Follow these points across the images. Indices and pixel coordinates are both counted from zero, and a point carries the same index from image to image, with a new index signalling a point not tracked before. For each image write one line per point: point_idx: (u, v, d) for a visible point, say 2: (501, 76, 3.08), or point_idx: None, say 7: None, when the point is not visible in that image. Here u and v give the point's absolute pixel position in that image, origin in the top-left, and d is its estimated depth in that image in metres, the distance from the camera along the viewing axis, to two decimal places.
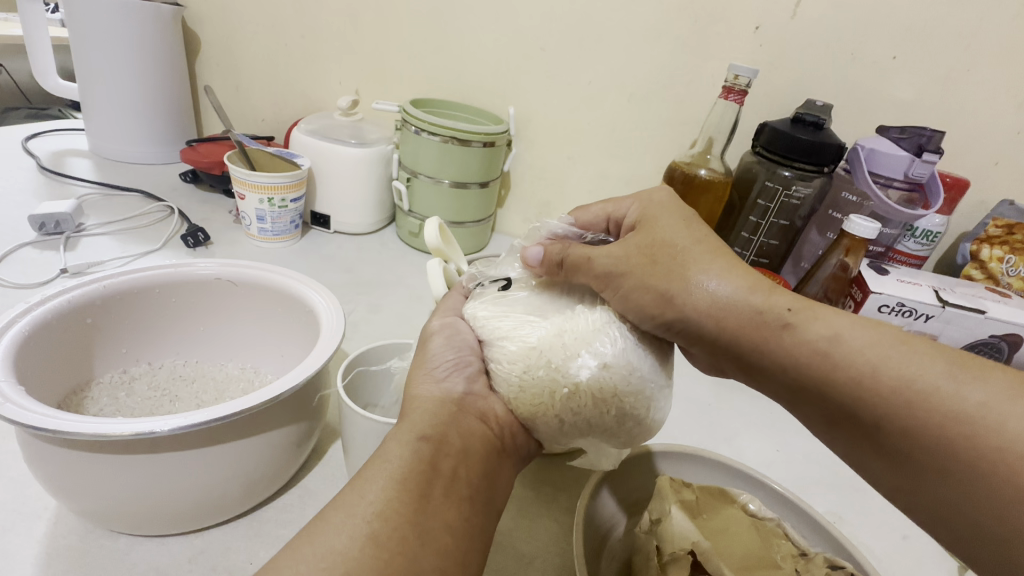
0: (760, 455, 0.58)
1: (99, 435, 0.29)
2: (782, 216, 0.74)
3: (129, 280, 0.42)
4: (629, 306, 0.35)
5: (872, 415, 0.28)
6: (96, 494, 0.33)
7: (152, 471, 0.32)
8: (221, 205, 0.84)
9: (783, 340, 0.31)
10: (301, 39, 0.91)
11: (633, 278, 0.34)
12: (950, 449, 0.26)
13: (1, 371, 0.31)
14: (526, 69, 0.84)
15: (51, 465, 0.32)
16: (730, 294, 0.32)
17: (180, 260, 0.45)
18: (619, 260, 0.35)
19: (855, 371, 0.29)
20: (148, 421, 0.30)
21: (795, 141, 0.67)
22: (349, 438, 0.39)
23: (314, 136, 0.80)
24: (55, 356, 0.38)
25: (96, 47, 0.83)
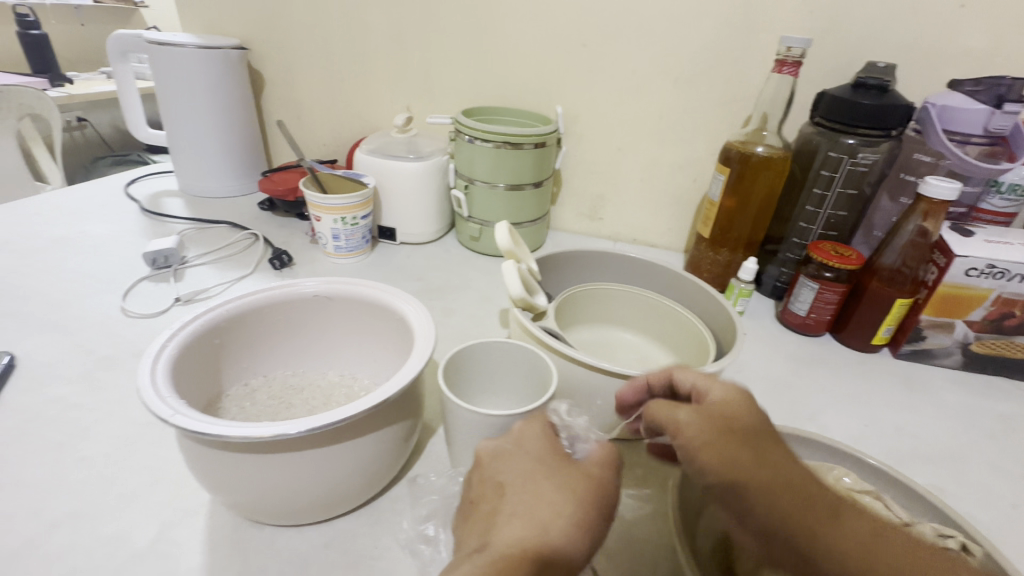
0: (847, 430, 0.57)
1: (251, 438, 0.34)
2: (850, 186, 0.71)
3: (245, 303, 0.47)
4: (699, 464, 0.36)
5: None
6: (247, 489, 0.38)
7: (291, 466, 0.37)
8: (297, 228, 0.91)
9: (815, 516, 0.33)
10: (354, 65, 0.96)
11: (701, 458, 0.36)
12: None
13: (164, 387, 0.36)
14: (570, 67, 0.85)
15: (209, 464, 0.37)
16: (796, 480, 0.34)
17: (283, 283, 0.50)
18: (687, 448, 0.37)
19: (857, 558, 0.31)
20: (287, 423, 0.35)
21: (858, 106, 0.65)
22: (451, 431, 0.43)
23: (375, 155, 0.85)
24: (198, 376, 0.44)
25: (178, 96, 0.92)
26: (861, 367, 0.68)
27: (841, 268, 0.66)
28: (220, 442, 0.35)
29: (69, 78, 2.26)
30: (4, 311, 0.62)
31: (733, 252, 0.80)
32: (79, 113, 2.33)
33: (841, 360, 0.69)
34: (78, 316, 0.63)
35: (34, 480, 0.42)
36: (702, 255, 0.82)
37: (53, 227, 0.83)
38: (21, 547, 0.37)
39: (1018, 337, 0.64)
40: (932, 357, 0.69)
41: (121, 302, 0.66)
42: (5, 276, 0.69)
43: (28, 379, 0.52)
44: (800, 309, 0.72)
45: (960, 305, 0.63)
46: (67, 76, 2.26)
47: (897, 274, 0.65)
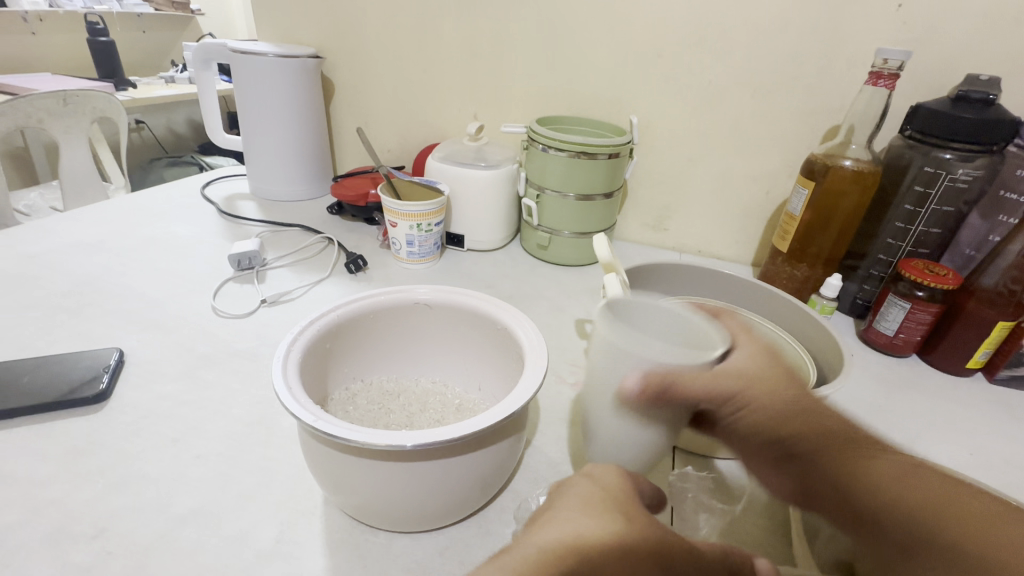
0: (952, 458, 0.54)
1: (392, 446, 0.34)
2: (946, 203, 0.68)
3: (358, 307, 0.48)
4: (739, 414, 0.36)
5: (920, 539, 0.30)
6: (373, 495, 0.38)
7: (417, 475, 0.37)
8: (366, 232, 0.93)
9: (847, 455, 0.34)
10: (424, 74, 0.98)
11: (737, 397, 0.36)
12: (926, 522, 0.31)
13: (298, 391, 0.37)
14: (644, 76, 0.85)
15: (336, 467, 0.38)
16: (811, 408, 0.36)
17: (391, 287, 0.51)
18: (723, 381, 0.36)
19: (890, 489, 0.32)
20: (419, 432, 0.35)
21: (958, 121, 0.62)
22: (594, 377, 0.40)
23: (447, 163, 0.86)
24: (315, 378, 0.45)
25: (257, 102, 0.95)
26: (955, 391, 0.65)
27: (937, 288, 0.64)
28: (357, 448, 0.35)
29: (132, 81, 2.36)
30: (106, 307, 0.65)
31: (812, 268, 0.78)
32: (138, 115, 2.43)
33: (932, 382, 0.67)
34: (174, 315, 0.65)
35: (157, 474, 0.43)
36: (777, 270, 0.81)
37: (139, 227, 0.86)
38: (155, 539, 0.38)
39: None
40: None
41: (213, 302, 0.68)
42: (103, 274, 0.72)
43: (137, 375, 0.54)
44: (888, 328, 0.70)
45: None
46: (129, 80, 2.36)
47: (999, 297, 0.62)
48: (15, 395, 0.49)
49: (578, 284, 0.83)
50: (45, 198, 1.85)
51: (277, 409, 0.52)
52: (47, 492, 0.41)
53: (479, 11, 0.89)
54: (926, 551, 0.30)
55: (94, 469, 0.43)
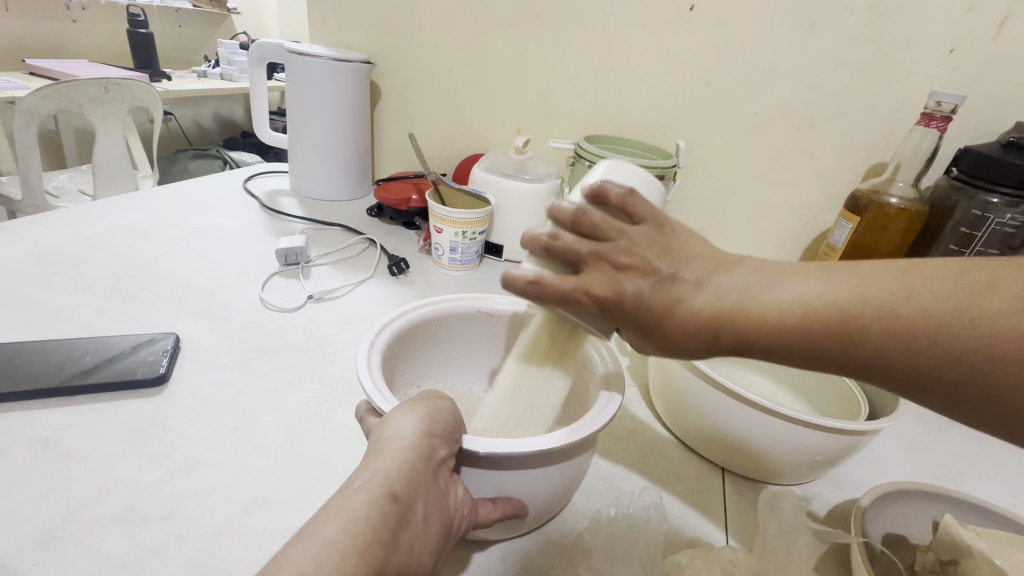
0: (998, 499, 0.54)
1: (501, 450, 0.35)
2: (992, 246, 0.69)
3: (431, 310, 0.49)
4: (690, 336, 0.33)
5: (938, 347, 0.27)
6: None
7: (504, 482, 0.37)
8: (405, 236, 0.94)
9: (863, 304, 0.29)
10: (472, 86, 1.00)
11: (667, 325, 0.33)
12: (919, 342, 0.28)
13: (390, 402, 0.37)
14: (690, 103, 0.87)
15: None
16: (730, 305, 0.31)
17: (468, 295, 0.52)
18: (703, 315, 0.32)
19: (887, 319, 0.28)
20: (514, 438, 0.35)
21: (1009, 166, 0.64)
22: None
23: (492, 173, 0.87)
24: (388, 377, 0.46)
25: (307, 102, 0.97)
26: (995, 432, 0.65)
27: None
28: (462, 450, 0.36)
29: (166, 73, 2.40)
30: (159, 293, 0.66)
31: None
32: (167, 107, 2.46)
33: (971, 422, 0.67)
34: (224, 305, 0.66)
35: (220, 461, 0.44)
36: None
37: (185, 216, 0.88)
38: (222, 525, 0.39)
39: None
40: None
41: (261, 294, 0.69)
42: (153, 260, 0.73)
43: (194, 361, 0.55)
44: None
45: None
46: (163, 72, 2.40)
47: None
48: (81, 372, 0.49)
49: None
50: (74, 181, 1.88)
51: (331, 405, 0.52)
52: (115, 471, 0.41)
53: (533, 29, 0.92)
54: (946, 365, 0.27)
55: (159, 451, 0.44)
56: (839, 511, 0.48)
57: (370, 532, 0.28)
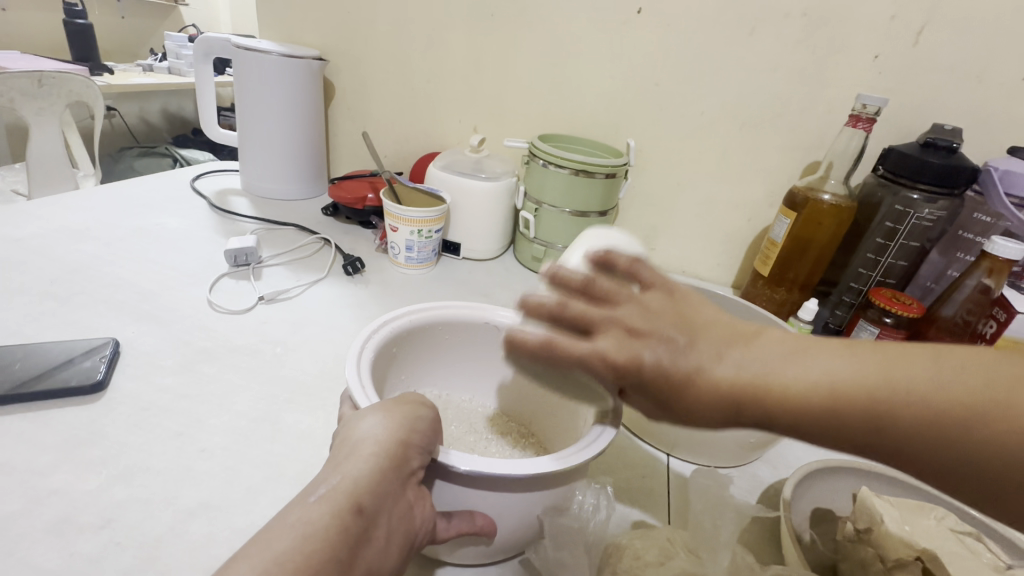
0: None
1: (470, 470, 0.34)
2: (913, 239, 0.74)
3: (384, 335, 0.46)
4: (713, 407, 0.33)
5: (963, 437, 0.29)
6: None
7: (481, 506, 0.36)
8: (361, 235, 0.93)
9: (886, 390, 0.30)
10: (427, 84, 1.00)
11: (693, 394, 0.33)
12: (947, 433, 0.29)
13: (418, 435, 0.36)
14: (640, 103, 0.89)
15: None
16: (753, 376, 0.33)
17: (471, 305, 0.52)
18: (723, 388, 0.33)
19: (916, 402, 0.30)
20: (500, 462, 0.34)
21: (926, 164, 0.69)
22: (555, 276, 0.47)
23: (447, 171, 0.88)
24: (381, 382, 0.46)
25: (256, 99, 0.94)
26: None
27: (903, 315, 0.69)
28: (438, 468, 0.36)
29: (108, 67, 2.29)
30: (98, 296, 0.63)
31: (790, 292, 0.83)
32: (111, 103, 2.34)
33: None
34: (169, 307, 0.64)
35: (163, 466, 0.43)
36: (757, 292, 0.86)
37: (127, 216, 0.84)
38: (165, 531, 0.38)
39: None
40: None
41: (208, 296, 0.68)
42: (94, 262, 0.70)
43: (135, 366, 0.53)
44: None
45: None
46: (104, 66, 2.28)
47: (958, 325, 0.69)
48: (25, 381, 0.47)
49: None
50: (5, 180, 1.76)
51: (281, 407, 0.52)
52: (49, 481, 0.40)
53: (486, 29, 0.92)
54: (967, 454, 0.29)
55: (97, 459, 0.42)
56: (773, 490, 0.52)
57: (327, 549, 0.28)
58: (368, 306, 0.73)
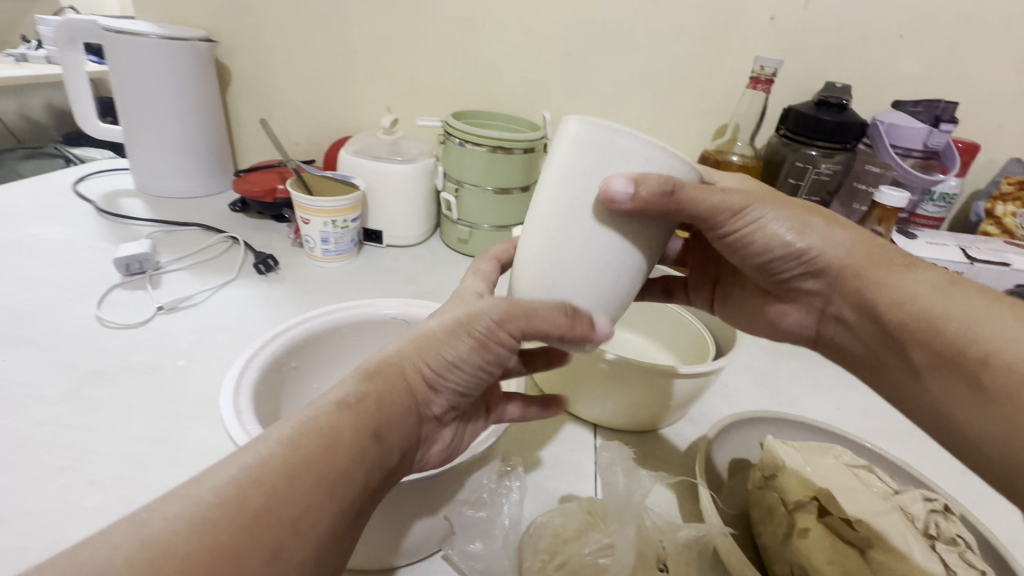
0: (824, 412, 0.63)
1: None
2: (813, 194, 0.78)
3: (276, 351, 0.42)
4: (780, 256, 0.39)
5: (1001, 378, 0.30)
6: None
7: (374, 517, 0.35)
8: (274, 230, 0.88)
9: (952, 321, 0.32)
10: (332, 64, 0.94)
11: (784, 248, 0.38)
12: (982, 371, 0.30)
13: None
14: (554, 74, 0.88)
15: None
16: (839, 250, 0.37)
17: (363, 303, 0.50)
18: (831, 249, 0.38)
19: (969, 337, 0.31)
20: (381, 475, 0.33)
21: (820, 121, 0.72)
22: (559, 160, 0.32)
23: (360, 156, 0.83)
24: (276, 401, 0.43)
25: (137, 88, 0.85)
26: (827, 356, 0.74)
27: None
28: None
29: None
30: None
31: None
32: None
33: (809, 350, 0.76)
34: (50, 329, 0.58)
35: (43, 508, 0.39)
36: None
37: None
38: None
39: None
40: None
41: (97, 312, 0.61)
42: None
43: (8, 400, 0.48)
44: None
45: None
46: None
47: None
48: None
49: None
50: None
51: (184, 425, 0.48)
52: None
53: (388, 1, 0.87)
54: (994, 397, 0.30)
55: None
56: (694, 446, 0.54)
57: (227, 502, 0.24)
58: (285, 305, 0.69)
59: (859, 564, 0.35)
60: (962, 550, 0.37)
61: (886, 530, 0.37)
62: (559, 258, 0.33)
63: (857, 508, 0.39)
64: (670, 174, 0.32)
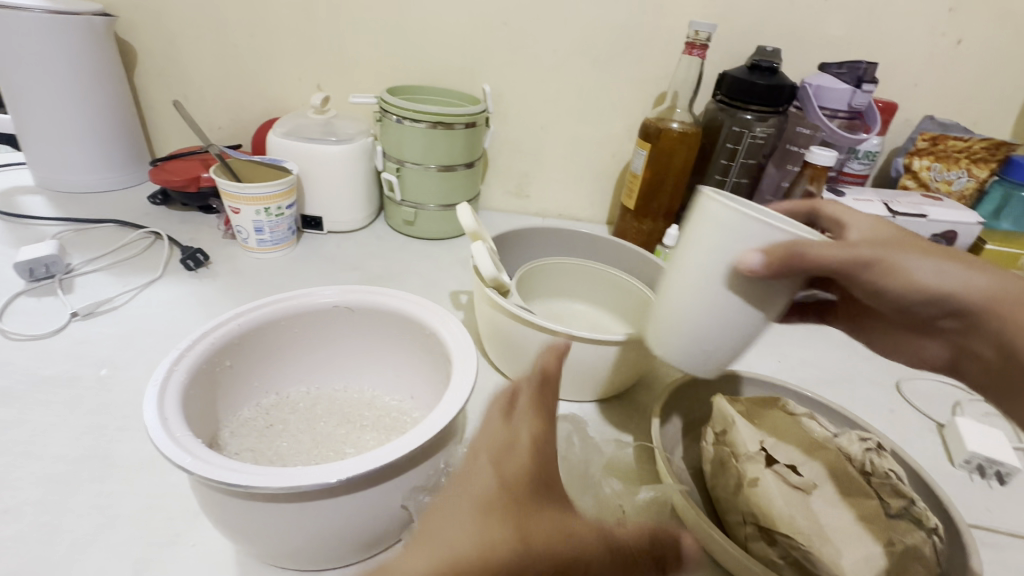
0: (767, 366, 0.67)
1: (289, 487, 0.30)
2: (750, 157, 0.81)
3: (202, 349, 0.39)
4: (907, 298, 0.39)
5: None
6: (278, 542, 0.34)
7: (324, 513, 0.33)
8: (202, 222, 0.81)
9: None
10: (253, 39, 0.87)
11: (902, 281, 0.39)
12: None
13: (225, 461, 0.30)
14: (492, 45, 0.85)
15: (229, 510, 0.32)
16: (935, 282, 0.39)
17: (300, 291, 0.46)
18: (937, 283, 0.39)
19: None
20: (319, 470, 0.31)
21: (754, 86, 0.74)
22: (699, 231, 0.36)
23: (290, 138, 0.78)
24: (206, 405, 0.40)
25: (25, 71, 0.75)
26: (769, 314, 0.78)
27: None
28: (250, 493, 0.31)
29: None
30: None
31: (655, 222, 0.87)
32: None
33: None
34: None
35: None
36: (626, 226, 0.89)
37: None
38: None
39: None
40: None
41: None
42: None
43: None
44: None
45: None
46: None
47: None
48: None
49: (448, 256, 0.83)
50: None
51: (112, 439, 0.44)
52: None
53: None
54: None
55: None
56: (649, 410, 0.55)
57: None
58: (218, 302, 0.64)
59: (803, 504, 0.37)
60: (896, 483, 0.40)
61: (826, 473, 0.40)
62: (681, 297, 0.38)
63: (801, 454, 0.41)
64: (798, 239, 0.33)
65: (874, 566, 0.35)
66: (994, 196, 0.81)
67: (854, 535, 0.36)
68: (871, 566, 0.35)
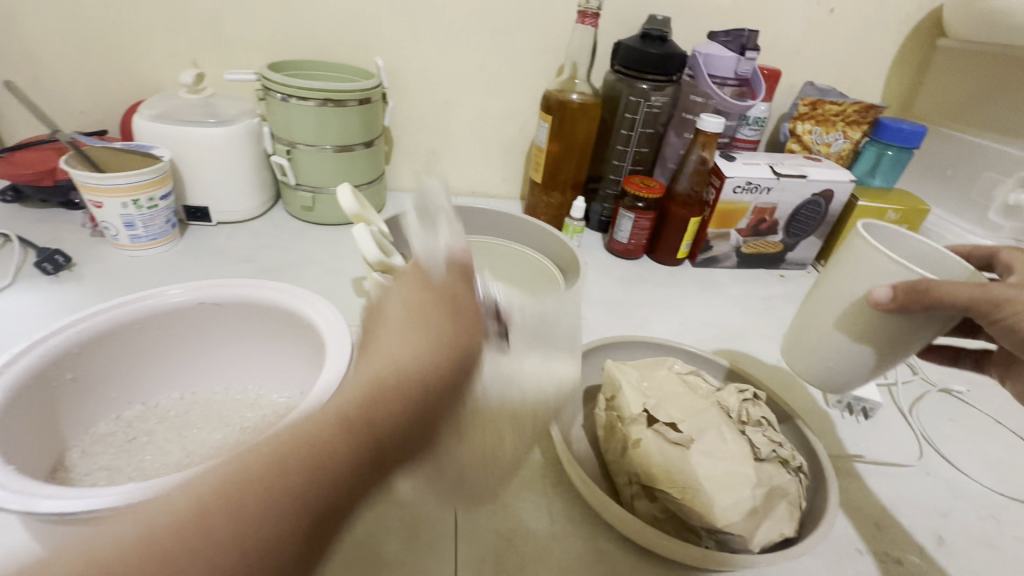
0: (669, 330, 0.69)
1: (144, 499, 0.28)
2: (648, 126, 0.83)
3: (31, 366, 0.36)
4: None
5: None
6: None
7: None
8: (64, 220, 0.73)
9: None
10: (107, 9, 0.77)
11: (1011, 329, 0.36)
12: None
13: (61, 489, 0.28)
14: (384, 16, 0.80)
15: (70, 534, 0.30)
16: None
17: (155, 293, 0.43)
18: None
19: None
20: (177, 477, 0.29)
21: (647, 55, 0.75)
22: (858, 264, 0.42)
23: (160, 121, 0.71)
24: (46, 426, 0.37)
25: None
26: (672, 278, 0.81)
27: (649, 198, 0.78)
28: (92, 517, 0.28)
29: None
30: None
31: (564, 195, 0.87)
32: None
33: (656, 275, 0.81)
34: None
35: None
36: (536, 200, 0.88)
37: None
38: None
39: (768, 237, 0.83)
40: (717, 261, 0.85)
41: None
42: None
43: None
44: (622, 238, 0.83)
45: (731, 216, 0.80)
46: None
47: (689, 198, 0.78)
48: None
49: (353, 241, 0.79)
50: None
51: None
52: None
53: None
54: None
55: None
56: None
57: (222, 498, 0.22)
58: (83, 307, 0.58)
59: (680, 458, 0.39)
60: (766, 429, 0.43)
61: (704, 426, 0.41)
62: (829, 337, 0.45)
63: (682, 412, 0.42)
64: (919, 277, 0.37)
65: (742, 506, 0.37)
66: (868, 156, 0.88)
67: (726, 478, 0.38)
68: (740, 506, 0.37)
